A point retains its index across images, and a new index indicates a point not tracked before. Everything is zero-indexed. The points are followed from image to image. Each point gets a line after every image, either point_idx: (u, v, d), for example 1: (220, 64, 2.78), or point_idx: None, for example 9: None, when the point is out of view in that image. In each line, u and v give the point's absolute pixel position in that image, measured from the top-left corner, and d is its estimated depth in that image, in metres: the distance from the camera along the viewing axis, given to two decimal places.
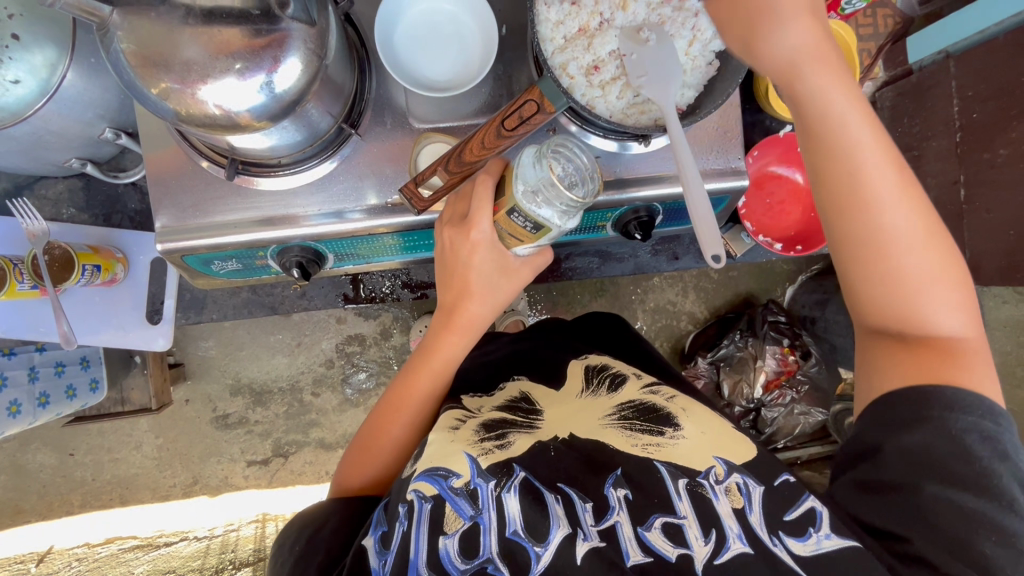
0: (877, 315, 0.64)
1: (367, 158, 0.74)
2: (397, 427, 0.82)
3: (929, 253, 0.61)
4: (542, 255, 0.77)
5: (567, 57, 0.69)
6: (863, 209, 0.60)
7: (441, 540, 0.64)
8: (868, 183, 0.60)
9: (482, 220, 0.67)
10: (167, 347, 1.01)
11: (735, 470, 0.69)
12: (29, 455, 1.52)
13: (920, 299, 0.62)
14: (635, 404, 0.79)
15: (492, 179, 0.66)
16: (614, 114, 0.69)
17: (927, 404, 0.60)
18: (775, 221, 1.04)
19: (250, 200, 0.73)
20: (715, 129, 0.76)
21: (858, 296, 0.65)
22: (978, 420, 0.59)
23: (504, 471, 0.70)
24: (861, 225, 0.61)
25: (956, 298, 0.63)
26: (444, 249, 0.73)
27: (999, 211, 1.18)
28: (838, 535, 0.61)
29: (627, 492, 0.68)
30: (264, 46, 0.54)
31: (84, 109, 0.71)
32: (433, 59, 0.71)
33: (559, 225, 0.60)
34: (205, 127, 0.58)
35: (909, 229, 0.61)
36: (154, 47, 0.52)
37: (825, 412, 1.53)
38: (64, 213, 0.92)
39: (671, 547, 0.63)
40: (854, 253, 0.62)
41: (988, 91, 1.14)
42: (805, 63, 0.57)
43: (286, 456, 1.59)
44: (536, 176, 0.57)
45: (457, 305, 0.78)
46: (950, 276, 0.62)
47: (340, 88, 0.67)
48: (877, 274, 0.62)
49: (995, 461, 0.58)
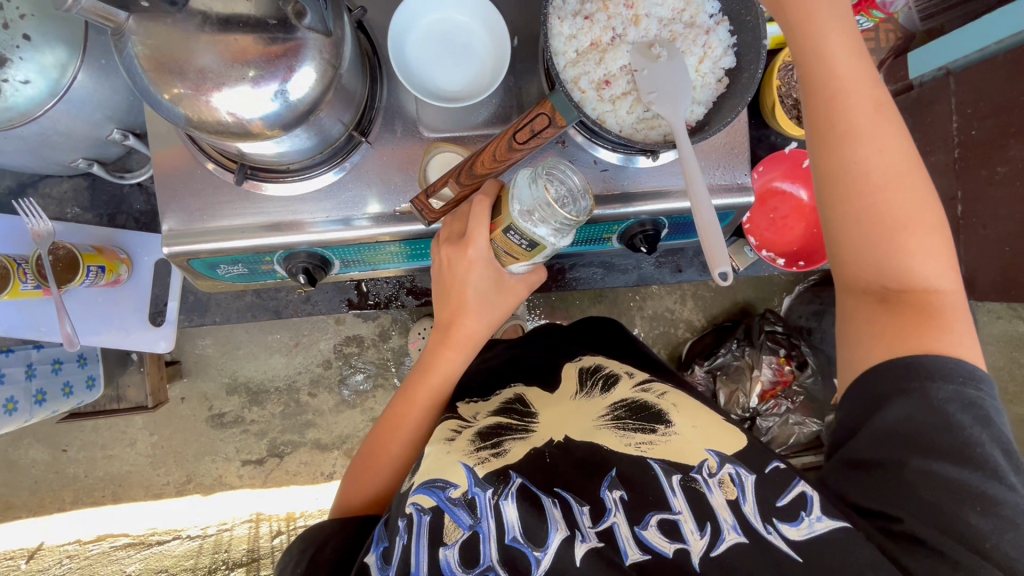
0: (852, 257, 0.63)
1: (376, 165, 0.74)
2: (396, 446, 0.82)
3: (907, 192, 0.60)
4: (536, 274, 0.79)
5: (579, 71, 0.70)
6: (841, 139, 0.60)
7: (441, 551, 0.64)
8: (847, 112, 0.60)
9: (479, 238, 0.67)
10: (169, 349, 1.00)
11: (727, 461, 0.70)
12: (22, 451, 1.51)
13: (897, 239, 0.60)
14: (628, 404, 0.78)
15: (489, 201, 0.67)
16: (624, 129, 0.70)
17: (905, 375, 0.59)
18: (778, 236, 1.05)
19: (258, 205, 0.73)
20: (721, 145, 0.76)
21: (835, 240, 0.64)
22: (959, 388, 0.58)
23: (502, 478, 0.70)
24: (839, 159, 0.61)
25: (937, 245, 0.61)
26: (441, 264, 0.73)
27: (995, 228, 1.20)
28: (828, 518, 0.62)
29: (622, 493, 0.68)
30: (280, 55, 0.54)
31: (93, 110, 0.71)
32: (446, 69, 0.71)
33: (554, 242, 0.60)
34: (216, 134, 0.58)
35: (888, 164, 0.60)
36: (168, 53, 0.52)
37: (820, 422, 1.54)
38: (68, 212, 0.92)
39: (667, 543, 0.64)
40: (830, 185, 0.62)
41: (987, 109, 1.14)
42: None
43: (281, 456, 1.58)
44: (532, 196, 0.57)
45: (454, 321, 0.78)
46: (929, 222, 0.61)
47: (352, 95, 0.67)
48: (853, 211, 0.61)
49: (975, 428, 0.57)
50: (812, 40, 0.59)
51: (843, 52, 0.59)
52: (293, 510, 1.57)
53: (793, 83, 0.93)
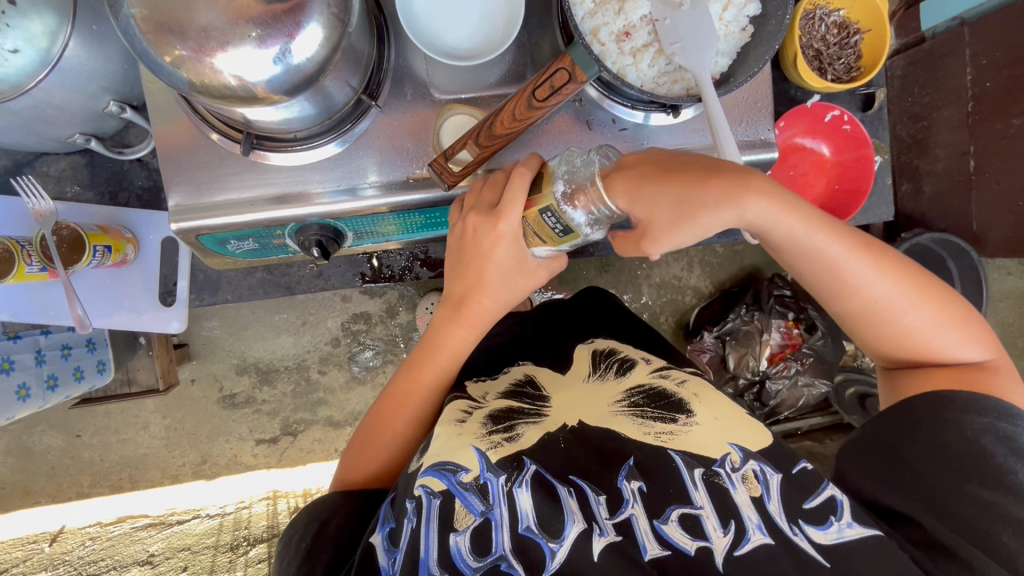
0: (893, 358, 0.71)
1: (384, 132, 0.71)
2: (402, 422, 0.81)
3: (928, 303, 0.66)
4: (556, 261, 0.75)
5: (598, 22, 0.66)
6: (855, 292, 0.66)
7: (452, 537, 0.63)
8: (849, 274, 0.65)
9: (511, 213, 0.65)
10: (182, 329, 0.99)
11: (751, 457, 0.69)
12: (36, 437, 1.51)
13: (934, 344, 0.68)
14: (645, 390, 0.77)
15: (528, 173, 0.64)
16: (646, 83, 0.67)
17: (940, 407, 0.66)
18: (819, 177, 0.98)
19: (266, 176, 0.70)
20: (745, 101, 0.73)
21: (875, 349, 0.71)
22: (992, 422, 0.63)
23: (515, 465, 0.69)
24: (853, 304, 0.67)
25: (965, 333, 0.68)
26: (466, 236, 0.71)
27: (1008, 182, 1.17)
28: (860, 525, 0.62)
29: (641, 484, 0.67)
30: (285, 12, 0.51)
31: (87, 81, 0.68)
32: (456, 25, 0.68)
33: (588, 232, 0.59)
34: (222, 99, 0.55)
35: (904, 290, 0.66)
36: (168, 12, 0.49)
37: (829, 384, 1.56)
38: (68, 191, 0.88)
39: (689, 540, 0.62)
40: (860, 323, 0.69)
41: (1003, 59, 1.13)
42: (776, 211, 0.61)
43: (295, 434, 1.59)
44: (582, 177, 0.56)
45: (467, 298, 0.77)
46: (952, 315, 0.67)
47: (359, 56, 0.64)
48: (885, 334, 0.68)
49: (1011, 460, 0.62)
50: (803, 233, 0.63)
51: (824, 231, 0.63)
52: (308, 487, 1.58)
53: (818, 30, 0.88)
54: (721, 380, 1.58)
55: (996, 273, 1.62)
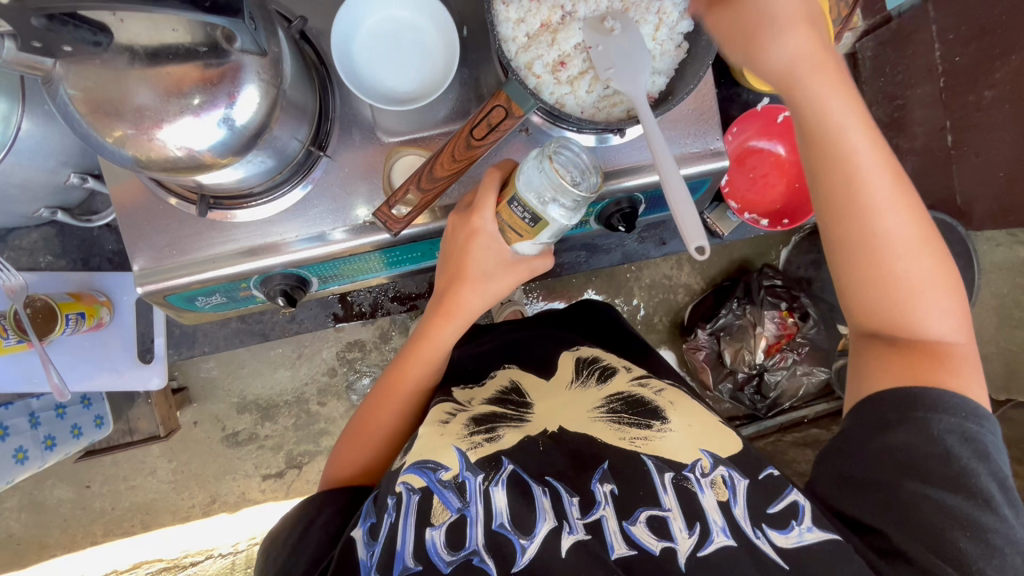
0: (868, 313, 0.68)
1: (338, 178, 0.72)
2: (390, 412, 0.83)
3: (925, 257, 0.64)
4: (541, 259, 0.73)
5: (532, 55, 0.68)
6: (866, 212, 0.63)
7: (428, 531, 0.63)
8: (866, 185, 0.63)
9: (484, 209, 0.67)
10: (163, 384, 1.02)
11: (721, 463, 0.70)
12: (47, 491, 1.54)
13: (914, 305, 0.65)
14: (624, 396, 0.78)
15: (499, 175, 0.68)
16: (585, 109, 0.69)
17: (909, 405, 0.64)
18: (759, 194, 1.08)
19: (228, 233, 0.72)
20: (690, 113, 0.74)
21: (851, 300, 0.69)
22: (959, 422, 0.63)
23: (493, 464, 0.70)
24: (857, 227, 0.64)
25: (950, 307, 0.66)
26: (449, 239, 0.72)
27: (987, 154, 1.15)
28: (819, 529, 0.63)
29: (613, 487, 0.68)
30: (217, 78, 0.53)
31: (47, 157, 0.71)
32: (398, 69, 0.69)
33: (560, 219, 0.59)
34: (169, 170, 0.57)
35: (908, 231, 0.64)
36: (104, 96, 0.51)
37: (828, 370, 1.53)
38: (41, 261, 0.93)
39: (654, 540, 0.63)
40: (853, 255, 0.65)
41: (969, 33, 1.12)
42: (802, 71, 0.59)
43: (300, 467, 1.60)
44: (542, 176, 0.56)
45: (448, 291, 0.75)
46: (944, 285, 0.66)
47: (302, 109, 0.65)
48: (871, 275, 0.65)
49: (973, 461, 0.62)
50: (819, 114, 0.61)
51: (854, 124, 0.62)
52: None
53: None
54: (719, 376, 1.58)
55: (985, 244, 1.49)
